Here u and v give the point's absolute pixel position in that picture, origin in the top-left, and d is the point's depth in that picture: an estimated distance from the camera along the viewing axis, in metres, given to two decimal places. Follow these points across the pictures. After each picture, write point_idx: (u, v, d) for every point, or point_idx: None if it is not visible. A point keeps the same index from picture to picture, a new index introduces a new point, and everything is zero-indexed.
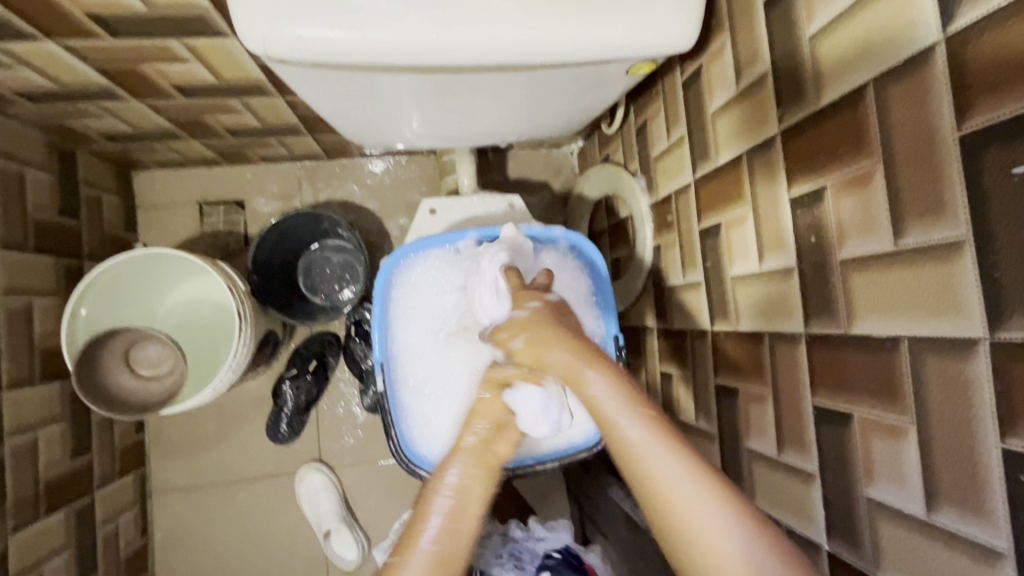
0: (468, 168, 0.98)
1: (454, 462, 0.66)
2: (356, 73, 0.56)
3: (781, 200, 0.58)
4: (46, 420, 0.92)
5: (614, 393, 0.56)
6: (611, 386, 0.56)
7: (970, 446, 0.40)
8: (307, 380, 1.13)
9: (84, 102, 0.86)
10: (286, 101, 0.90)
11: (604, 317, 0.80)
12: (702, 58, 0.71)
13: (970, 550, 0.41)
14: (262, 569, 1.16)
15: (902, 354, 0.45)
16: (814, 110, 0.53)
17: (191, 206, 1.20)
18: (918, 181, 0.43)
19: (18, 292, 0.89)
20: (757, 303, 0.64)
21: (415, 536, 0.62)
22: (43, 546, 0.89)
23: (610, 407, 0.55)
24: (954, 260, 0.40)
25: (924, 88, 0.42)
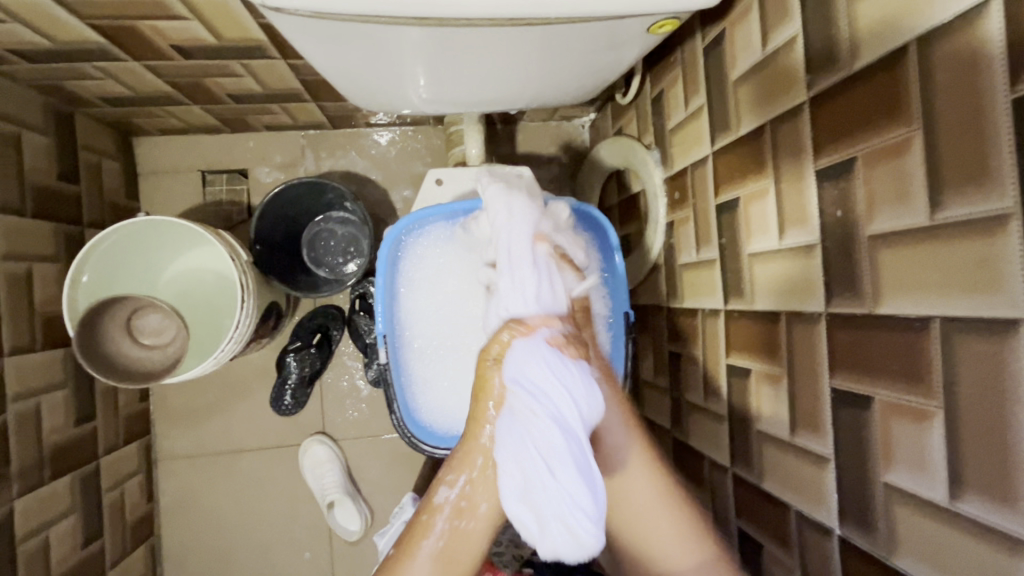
0: (476, 138, 0.95)
1: (438, 511, 0.65)
2: (360, 26, 0.53)
3: (807, 174, 0.55)
4: (48, 386, 0.92)
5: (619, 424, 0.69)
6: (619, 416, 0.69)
7: (1002, 432, 0.38)
8: (311, 352, 1.13)
9: (81, 63, 0.83)
10: (288, 65, 0.86)
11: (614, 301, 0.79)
12: (726, 21, 0.67)
13: (995, 539, 0.39)
14: (266, 537, 1.18)
15: (931, 335, 0.43)
16: (847, 75, 0.49)
17: (193, 174, 1.18)
18: (961, 149, 0.40)
19: (17, 257, 0.87)
20: (774, 281, 0.61)
21: (416, 542, 0.65)
22: (48, 510, 0.89)
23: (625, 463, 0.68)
24: (997, 237, 0.38)
25: (974, 47, 0.39)
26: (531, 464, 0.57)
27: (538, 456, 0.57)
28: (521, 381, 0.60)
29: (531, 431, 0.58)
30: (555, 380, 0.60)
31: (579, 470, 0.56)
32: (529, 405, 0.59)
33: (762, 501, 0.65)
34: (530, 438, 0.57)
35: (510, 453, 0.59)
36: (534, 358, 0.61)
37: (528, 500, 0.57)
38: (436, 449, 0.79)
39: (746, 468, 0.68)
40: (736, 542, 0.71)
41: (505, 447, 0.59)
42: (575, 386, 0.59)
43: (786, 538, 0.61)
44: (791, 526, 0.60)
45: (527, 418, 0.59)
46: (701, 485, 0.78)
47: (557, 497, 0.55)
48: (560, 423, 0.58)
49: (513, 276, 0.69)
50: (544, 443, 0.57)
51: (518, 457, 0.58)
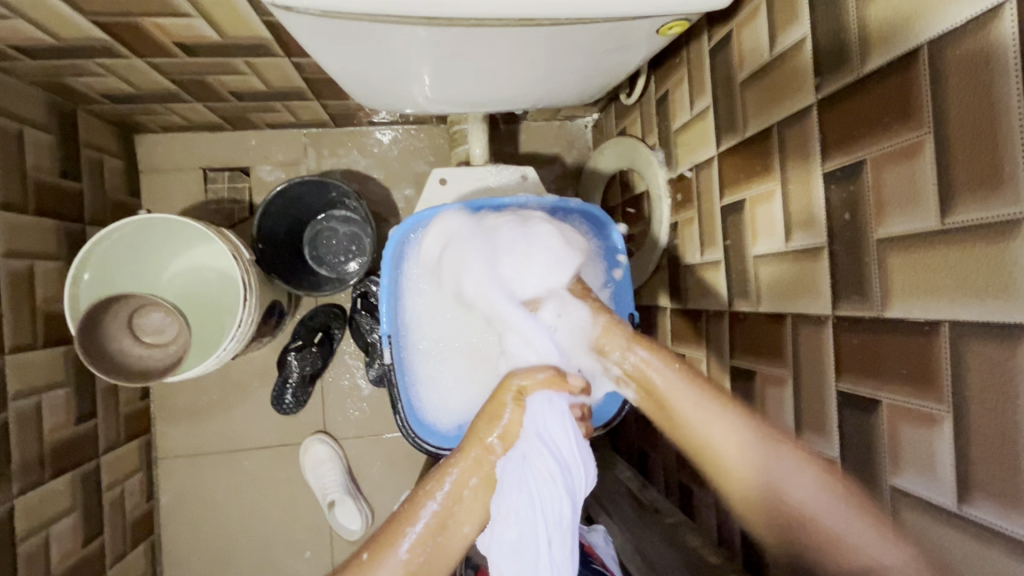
0: (479, 137, 0.95)
1: (419, 520, 0.62)
2: (367, 25, 0.53)
3: (814, 176, 0.55)
4: (49, 384, 0.91)
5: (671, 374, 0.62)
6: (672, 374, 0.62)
7: (1012, 436, 0.38)
8: (312, 351, 1.12)
9: (85, 60, 0.83)
10: (292, 63, 0.86)
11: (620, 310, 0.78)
12: (733, 22, 0.66)
13: (1004, 543, 0.39)
14: (266, 537, 1.17)
15: (940, 339, 0.42)
16: (857, 77, 0.49)
17: (195, 172, 1.18)
18: (973, 154, 0.40)
19: (20, 255, 0.87)
20: (780, 283, 0.61)
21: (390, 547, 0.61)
22: (49, 509, 0.89)
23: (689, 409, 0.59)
24: (1009, 241, 0.38)
25: (987, 51, 0.38)
26: (534, 527, 0.59)
27: (540, 517, 0.59)
28: (539, 437, 0.60)
29: (541, 490, 0.59)
30: (574, 446, 0.61)
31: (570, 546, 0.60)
32: (544, 463, 0.60)
33: None
34: (536, 500, 0.59)
35: (512, 504, 0.59)
36: (560, 417, 0.61)
37: (519, 556, 0.59)
38: (439, 449, 0.79)
39: None
40: (738, 545, 0.70)
41: (511, 499, 0.59)
42: (589, 460, 0.62)
43: None
44: None
45: (543, 481, 0.59)
46: (704, 486, 0.77)
47: (545, 566, 0.58)
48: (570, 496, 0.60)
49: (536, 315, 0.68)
50: (552, 513, 0.59)
51: (520, 516, 0.59)
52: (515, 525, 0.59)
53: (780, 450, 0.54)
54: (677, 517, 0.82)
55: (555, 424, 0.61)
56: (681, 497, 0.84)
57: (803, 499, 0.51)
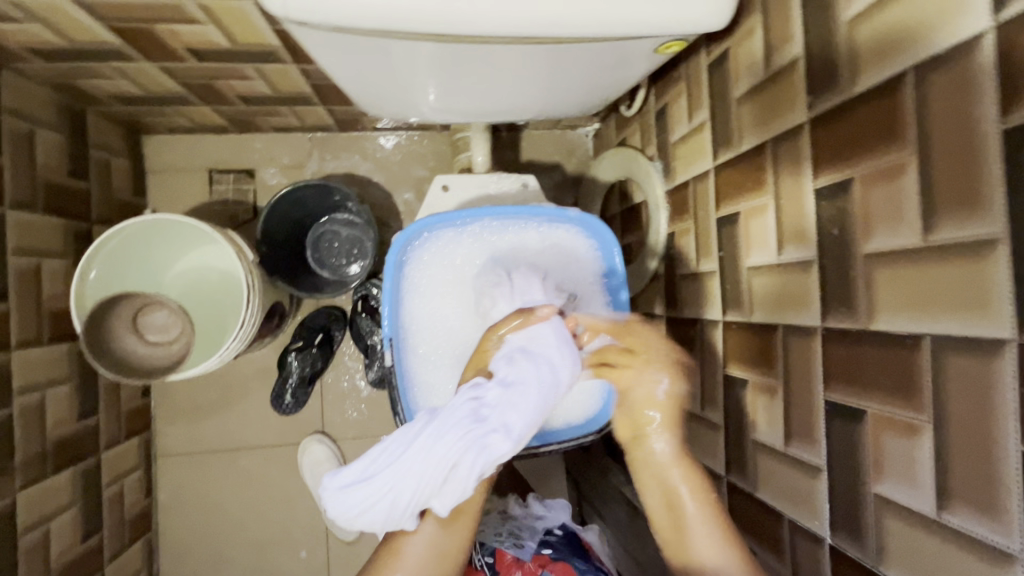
0: (482, 145, 0.97)
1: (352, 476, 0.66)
2: (376, 39, 0.54)
3: (805, 192, 0.57)
4: (53, 380, 0.92)
5: (687, 482, 0.68)
6: (691, 482, 0.68)
7: (988, 447, 0.40)
8: (312, 352, 1.14)
9: (97, 63, 0.84)
10: (300, 69, 0.88)
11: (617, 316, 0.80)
12: (730, 40, 0.68)
13: (980, 549, 0.41)
14: (262, 535, 1.18)
15: (922, 352, 0.44)
16: (847, 98, 0.51)
17: (200, 173, 1.19)
18: (953, 176, 0.41)
19: (28, 253, 0.88)
20: (772, 294, 0.63)
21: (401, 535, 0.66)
22: (50, 503, 0.90)
23: (680, 488, 0.68)
24: (987, 259, 0.39)
25: (967, 78, 0.40)
26: (438, 450, 0.63)
27: (422, 474, 0.63)
28: (517, 358, 0.69)
29: (440, 450, 0.63)
30: (470, 398, 0.66)
31: (474, 450, 0.63)
32: (480, 412, 0.66)
33: (755, 509, 0.67)
34: (427, 430, 0.65)
35: (411, 455, 0.64)
36: (530, 429, 0.66)
37: (375, 456, 0.66)
38: None
39: (741, 476, 0.69)
40: None
41: (414, 427, 0.66)
42: (481, 398, 0.66)
43: (777, 545, 0.63)
44: (784, 534, 0.62)
45: (438, 420, 0.65)
46: None
47: (449, 470, 0.63)
48: (473, 415, 0.65)
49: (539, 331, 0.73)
50: (445, 433, 0.64)
51: (420, 451, 0.64)
52: (418, 455, 0.64)
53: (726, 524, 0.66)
54: None
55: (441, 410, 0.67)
56: None
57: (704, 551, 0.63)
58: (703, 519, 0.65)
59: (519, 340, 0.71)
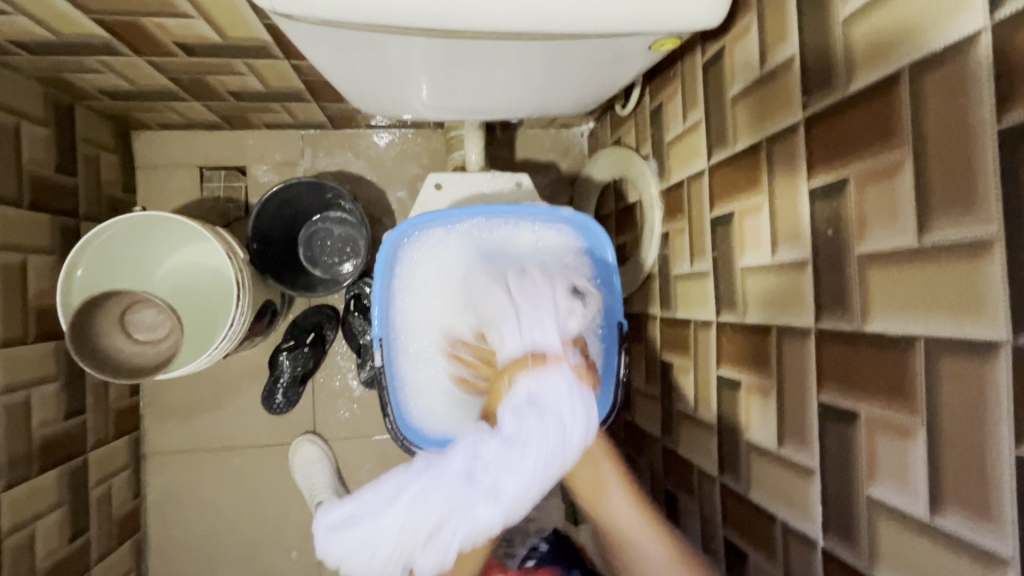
0: (476, 143, 0.96)
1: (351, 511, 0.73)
2: (366, 34, 0.54)
3: (800, 192, 0.56)
4: (39, 378, 0.91)
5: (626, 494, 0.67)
6: (627, 494, 0.67)
7: (982, 449, 0.40)
8: (303, 352, 1.13)
9: (84, 56, 0.83)
10: (292, 64, 0.87)
11: (610, 317, 0.79)
12: (726, 38, 0.68)
13: (972, 553, 0.41)
14: (253, 536, 1.17)
15: (916, 353, 0.44)
16: (842, 97, 0.50)
17: (191, 170, 1.18)
18: (948, 176, 0.41)
19: (14, 249, 0.87)
20: (766, 295, 0.62)
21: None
22: (36, 503, 0.89)
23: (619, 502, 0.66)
24: (982, 260, 0.39)
25: (964, 76, 0.40)
26: (426, 508, 0.67)
27: (412, 529, 0.67)
28: (524, 412, 0.68)
29: (427, 510, 0.67)
30: (467, 454, 0.68)
31: (461, 515, 0.66)
32: (474, 473, 0.67)
33: (748, 511, 0.66)
34: (420, 485, 0.68)
35: (401, 507, 0.68)
36: (519, 496, 0.67)
37: (371, 498, 0.72)
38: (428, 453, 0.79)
39: (733, 478, 0.69)
40: (721, 548, 0.72)
41: (410, 475, 0.70)
42: (478, 456, 0.68)
43: (769, 547, 0.63)
44: (777, 537, 0.61)
45: (433, 474, 0.69)
46: (689, 492, 0.79)
47: (435, 530, 0.66)
48: (466, 475, 0.67)
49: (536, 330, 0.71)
50: (436, 491, 0.67)
51: (410, 505, 0.68)
52: (408, 510, 0.68)
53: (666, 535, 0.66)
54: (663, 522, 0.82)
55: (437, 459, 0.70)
56: (667, 504, 0.85)
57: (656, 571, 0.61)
58: (648, 534, 0.64)
59: (527, 387, 0.69)
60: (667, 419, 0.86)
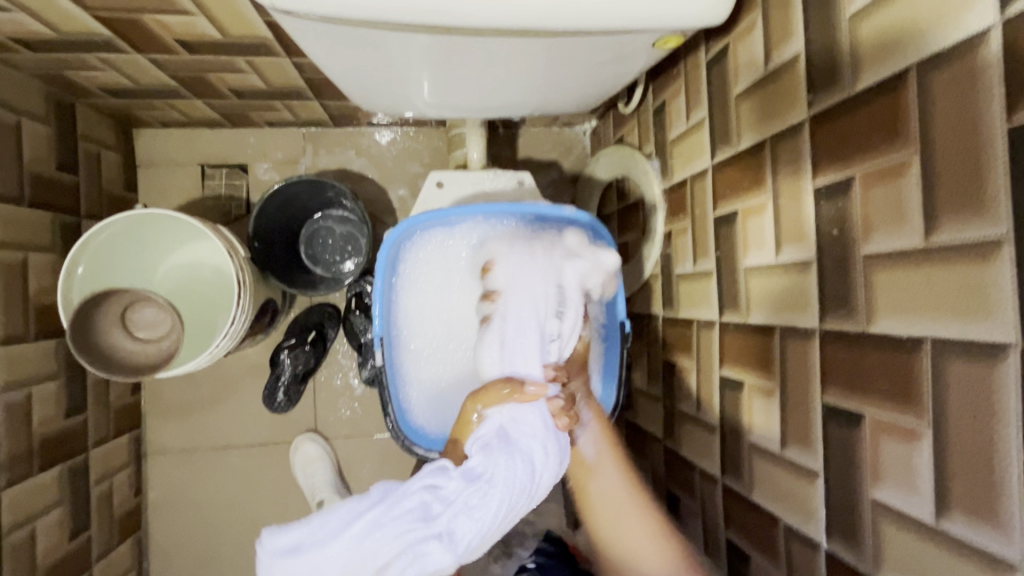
0: (478, 142, 0.95)
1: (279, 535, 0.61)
2: (367, 30, 0.53)
3: (805, 191, 0.56)
4: (40, 376, 0.91)
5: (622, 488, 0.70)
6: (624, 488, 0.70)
7: (989, 454, 0.39)
8: (305, 350, 1.12)
9: (85, 54, 0.83)
10: (293, 62, 0.86)
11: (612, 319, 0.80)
12: (730, 36, 0.67)
13: (977, 557, 0.40)
14: (254, 534, 1.17)
15: (922, 355, 0.43)
16: (848, 96, 0.50)
17: (192, 168, 1.18)
18: (957, 175, 0.40)
19: (14, 246, 0.87)
20: (769, 295, 0.62)
21: None
22: (37, 501, 0.89)
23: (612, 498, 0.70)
24: (989, 261, 0.38)
25: (972, 75, 0.39)
26: (372, 541, 0.57)
27: (352, 568, 0.58)
28: (494, 449, 0.63)
29: (375, 543, 0.57)
30: (433, 482, 0.61)
31: (411, 556, 0.57)
32: (432, 509, 0.59)
33: (749, 513, 0.66)
34: (369, 514, 0.59)
35: (343, 539, 0.58)
36: (477, 542, 0.59)
37: (311, 523, 0.61)
38: (429, 452, 0.79)
39: (735, 479, 0.69)
40: (722, 549, 0.72)
41: (362, 502, 0.61)
42: (444, 488, 0.60)
43: (772, 550, 0.62)
44: (779, 541, 0.61)
45: (388, 502, 0.59)
46: (690, 493, 0.79)
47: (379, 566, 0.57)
48: (426, 509, 0.59)
49: (534, 331, 0.69)
50: (388, 521, 0.58)
51: (354, 538, 0.58)
52: (350, 543, 0.58)
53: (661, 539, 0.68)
54: None
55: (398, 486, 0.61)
56: (668, 504, 0.85)
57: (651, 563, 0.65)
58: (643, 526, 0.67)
59: (499, 418, 0.66)
60: (668, 420, 0.86)
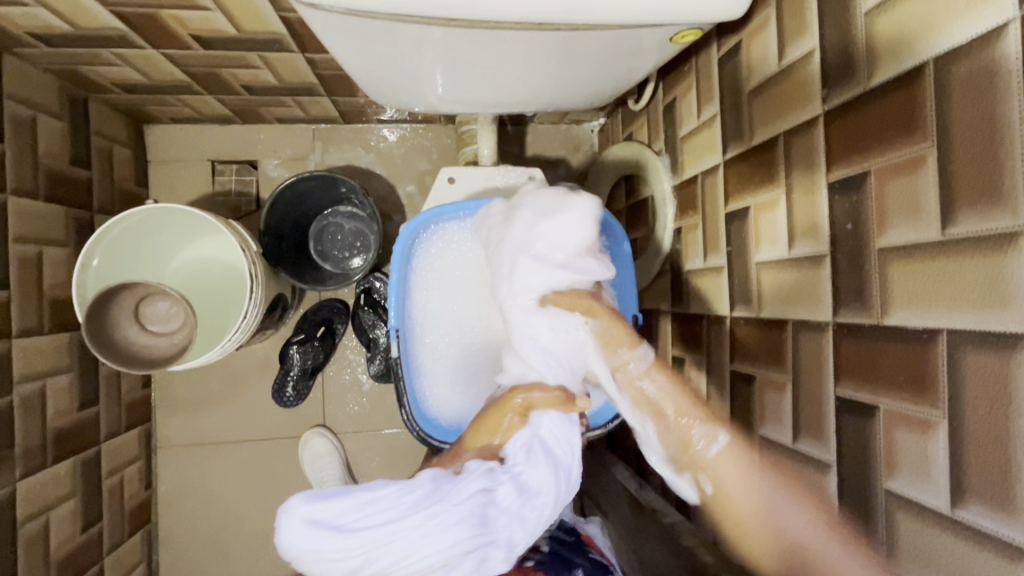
0: (488, 138, 0.96)
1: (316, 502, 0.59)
2: (387, 23, 0.54)
3: (819, 186, 0.56)
4: (54, 369, 0.92)
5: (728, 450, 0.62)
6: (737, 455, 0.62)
7: (1007, 443, 0.39)
8: (314, 346, 1.12)
9: (101, 49, 0.83)
10: (306, 58, 0.87)
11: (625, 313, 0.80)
12: (743, 32, 0.68)
13: (994, 547, 0.41)
14: (263, 528, 1.18)
15: (938, 347, 0.44)
16: (863, 90, 0.50)
17: (203, 164, 1.18)
18: (975, 167, 0.41)
19: (29, 240, 0.87)
20: (782, 290, 0.62)
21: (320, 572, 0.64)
22: (50, 493, 0.89)
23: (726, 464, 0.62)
24: (1006, 253, 0.39)
25: (990, 69, 0.40)
26: (429, 535, 0.57)
27: (401, 560, 0.57)
28: (539, 457, 0.63)
29: (433, 544, 0.56)
30: (488, 485, 0.61)
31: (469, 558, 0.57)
32: (488, 515, 0.59)
33: None
34: (427, 508, 0.58)
35: (395, 526, 0.57)
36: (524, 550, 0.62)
37: (361, 504, 0.59)
38: (443, 444, 0.79)
39: None
40: None
41: (416, 493, 0.60)
42: (500, 495, 0.61)
43: None
44: None
45: (448, 497, 0.59)
46: None
47: (431, 561, 0.57)
48: (484, 513, 0.59)
49: (550, 325, 0.69)
50: (449, 518, 0.57)
51: (410, 529, 0.57)
52: (405, 532, 0.57)
53: (786, 497, 0.59)
54: (675, 516, 0.82)
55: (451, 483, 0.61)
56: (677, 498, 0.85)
57: (793, 531, 0.56)
58: (776, 494, 0.59)
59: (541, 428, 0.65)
60: None
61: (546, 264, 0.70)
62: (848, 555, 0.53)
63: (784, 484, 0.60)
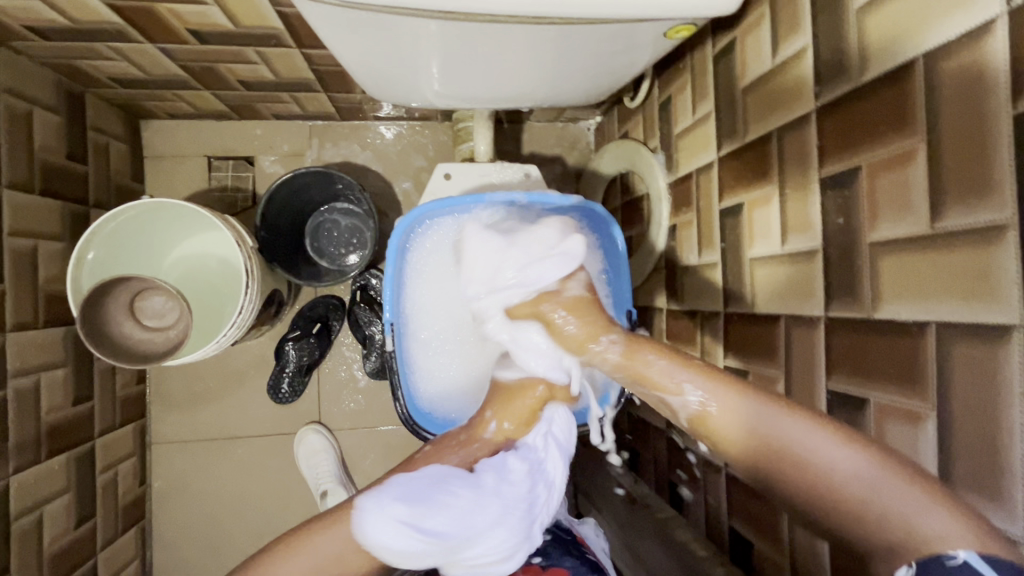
0: (484, 135, 0.96)
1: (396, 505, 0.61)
2: (384, 16, 0.54)
3: (811, 182, 0.56)
4: (49, 363, 0.92)
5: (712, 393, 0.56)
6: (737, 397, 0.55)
7: (994, 434, 0.40)
8: (310, 341, 1.13)
9: (97, 43, 0.83)
10: (303, 53, 0.87)
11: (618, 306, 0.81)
12: (737, 30, 0.68)
13: None
14: (258, 524, 1.18)
15: (927, 339, 0.44)
16: (855, 86, 0.51)
17: (199, 160, 1.18)
18: (963, 162, 0.41)
19: (24, 234, 0.87)
20: (775, 285, 0.62)
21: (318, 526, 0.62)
22: (44, 488, 0.89)
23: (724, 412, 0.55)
24: (994, 246, 0.39)
25: (979, 64, 0.40)
26: (499, 532, 0.64)
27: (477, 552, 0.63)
28: (554, 451, 0.71)
29: (504, 540, 0.64)
30: (530, 480, 0.68)
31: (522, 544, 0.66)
32: (533, 507, 0.67)
33: (752, 500, 0.67)
34: (496, 506, 0.64)
35: (474, 526, 0.63)
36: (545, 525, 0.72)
37: (445, 510, 0.62)
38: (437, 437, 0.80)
39: None
40: (726, 538, 0.72)
41: (486, 495, 0.64)
42: (539, 489, 0.68)
43: (776, 537, 0.63)
44: (784, 529, 0.61)
45: (509, 495, 0.65)
46: (694, 484, 0.79)
47: (498, 552, 0.64)
48: (531, 506, 0.67)
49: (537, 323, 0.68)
50: (514, 516, 0.64)
51: (486, 526, 0.63)
52: (483, 529, 0.63)
53: (778, 413, 0.52)
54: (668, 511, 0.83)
55: (505, 476, 0.66)
56: (671, 493, 0.85)
57: (842, 471, 0.48)
58: (805, 428, 0.50)
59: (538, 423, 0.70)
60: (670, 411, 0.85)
61: (535, 263, 0.68)
62: (920, 502, 0.43)
63: (827, 426, 0.50)
